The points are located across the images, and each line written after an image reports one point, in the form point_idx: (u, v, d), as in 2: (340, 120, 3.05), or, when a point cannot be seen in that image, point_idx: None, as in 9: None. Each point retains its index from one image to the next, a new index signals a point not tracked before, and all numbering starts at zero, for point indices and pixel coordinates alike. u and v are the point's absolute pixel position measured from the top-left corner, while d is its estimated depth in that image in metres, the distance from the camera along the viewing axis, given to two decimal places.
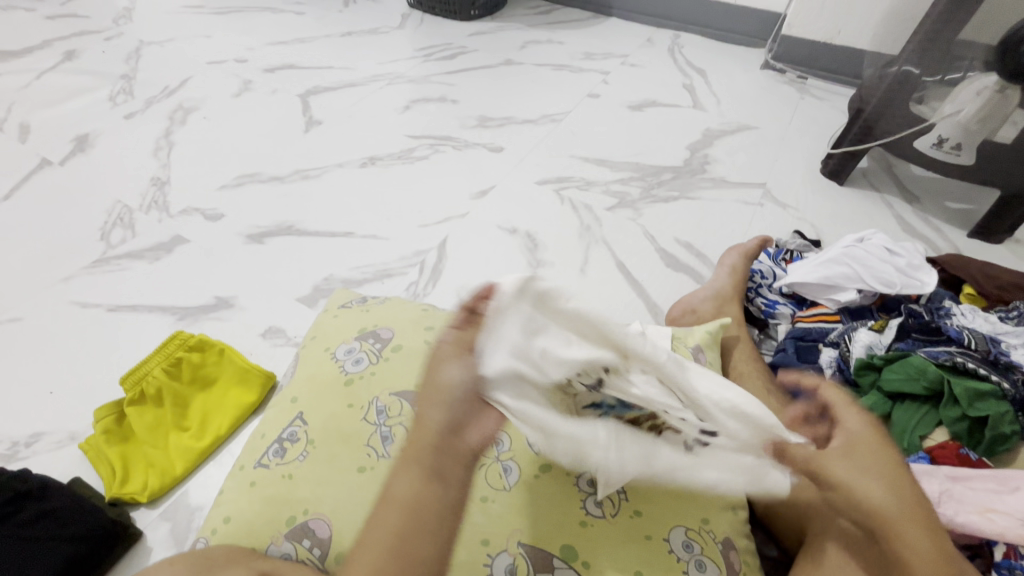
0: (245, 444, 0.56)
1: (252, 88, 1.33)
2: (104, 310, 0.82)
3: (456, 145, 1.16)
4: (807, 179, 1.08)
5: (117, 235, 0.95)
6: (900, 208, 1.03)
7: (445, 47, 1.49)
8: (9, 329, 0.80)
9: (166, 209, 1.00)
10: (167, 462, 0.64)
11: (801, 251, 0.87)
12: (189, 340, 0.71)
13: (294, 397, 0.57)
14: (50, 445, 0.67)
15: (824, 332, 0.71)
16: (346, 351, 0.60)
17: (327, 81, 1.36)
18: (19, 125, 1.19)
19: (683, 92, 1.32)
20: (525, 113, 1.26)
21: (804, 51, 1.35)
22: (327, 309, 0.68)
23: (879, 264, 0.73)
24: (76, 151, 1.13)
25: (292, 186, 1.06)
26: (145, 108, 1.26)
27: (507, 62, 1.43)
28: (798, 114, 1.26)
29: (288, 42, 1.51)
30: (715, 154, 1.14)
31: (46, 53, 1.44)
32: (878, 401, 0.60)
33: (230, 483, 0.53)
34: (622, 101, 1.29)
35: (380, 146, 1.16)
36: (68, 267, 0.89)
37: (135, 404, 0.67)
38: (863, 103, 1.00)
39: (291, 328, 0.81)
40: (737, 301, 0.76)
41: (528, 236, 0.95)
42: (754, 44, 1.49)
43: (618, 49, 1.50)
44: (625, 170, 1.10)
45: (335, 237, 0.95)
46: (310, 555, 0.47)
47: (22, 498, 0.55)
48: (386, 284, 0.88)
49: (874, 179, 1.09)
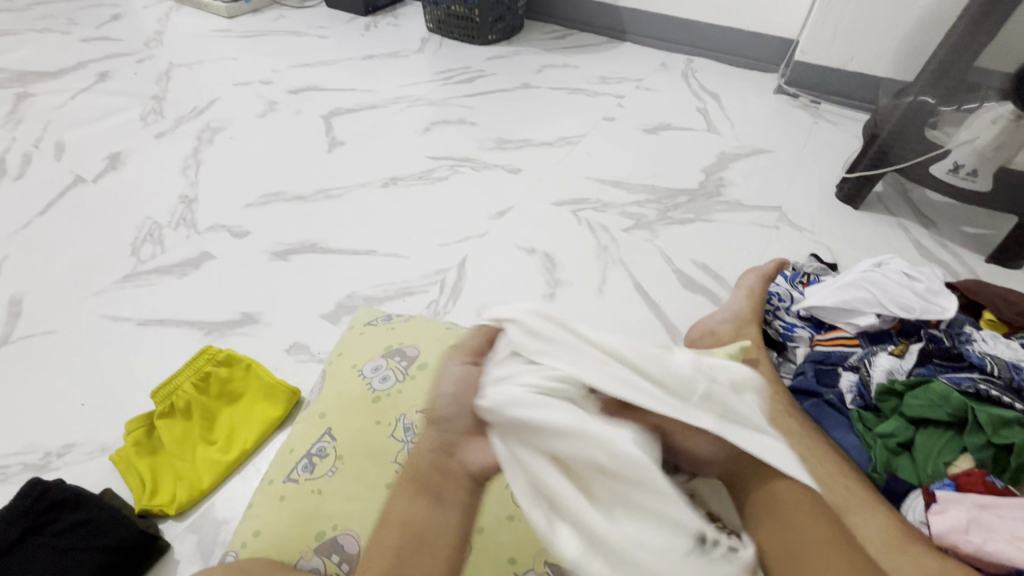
0: (274, 458, 0.57)
1: (278, 109, 1.38)
2: (134, 324, 0.85)
3: (475, 166, 1.19)
4: (822, 203, 1.09)
5: (148, 251, 0.98)
6: (916, 232, 1.03)
7: (464, 71, 1.54)
8: (43, 341, 0.82)
9: (194, 225, 1.03)
10: (195, 474, 0.65)
11: (818, 275, 0.88)
12: (218, 355, 0.73)
13: (323, 413, 0.58)
14: (82, 456, 0.69)
15: (844, 356, 0.71)
16: (374, 368, 0.62)
17: (349, 102, 1.40)
18: (55, 143, 1.24)
19: (697, 116, 1.35)
20: (542, 135, 1.28)
21: (817, 77, 1.38)
22: (353, 327, 0.69)
23: (897, 289, 0.73)
24: (109, 169, 1.17)
25: (315, 205, 1.08)
26: (174, 128, 1.30)
27: (524, 86, 1.47)
28: (812, 138, 1.28)
29: (312, 65, 1.56)
30: (730, 177, 1.16)
31: (81, 74, 1.50)
32: (901, 426, 0.61)
33: (258, 497, 0.54)
34: (637, 125, 1.32)
35: (401, 166, 1.19)
36: (101, 281, 0.92)
37: (165, 416, 0.69)
38: (876, 129, 1.01)
39: (315, 344, 0.83)
40: (757, 323, 0.76)
41: (546, 256, 0.97)
42: (766, 69, 1.52)
43: (632, 73, 1.53)
44: (641, 192, 1.12)
45: (357, 255, 0.97)
46: (338, 571, 0.48)
47: (58, 508, 0.56)
48: (408, 302, 0.89)
49: (889, 204, 1.10)
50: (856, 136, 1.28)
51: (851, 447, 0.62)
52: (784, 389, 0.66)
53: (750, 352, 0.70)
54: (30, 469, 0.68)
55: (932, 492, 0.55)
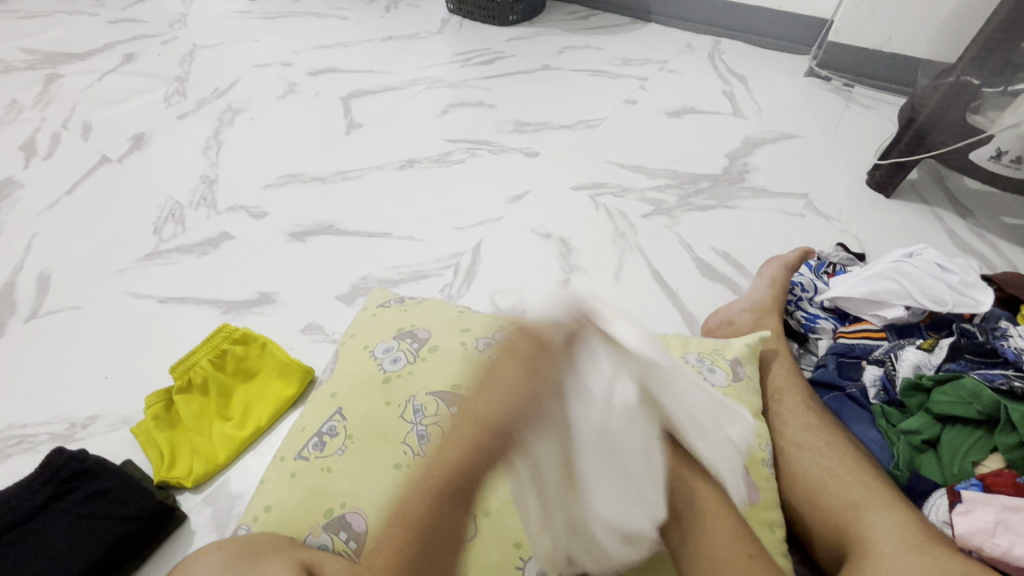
0: (286, 435, 0.58)
1: (298, 91, 1.38)
2: (155, 302, 0.86)
3: (492, 149, 1.17)
4: (851, 191, 1.05)
5: (169, 230, 0.99)
6: (952, 222, 0.99)
7: (484, 52, 1.51)
8: (69, 315, 0.85)
9: (214, 206, 1.04)
10: (211, 449, 0.67)
11: (844, 265, 0.85)
12: (234, 333, 0.74)
13: (333, 393, 0.59)
14: (104, 428, 0.71)
15: (869, 349, 0.69)
16: (385, 349, 0.61)
17: (368, 84, 1.40)
18: (82, 124, 1.27)
19: (723, 100, 1.30)
20: (562, 118, 1.26)
21: (851, 58, 1.32)
22: (366, 308, 0.69)
23: (929, 281, 0.70)
24: (133, 149, 1.19)
25: (333, 186, 1.09)
26: (197, 109, 1.31)
27: (544, 68, 1.44)
28: (843, 123, 1.23)
29: (332, 46, 1.56)
30: (755, 163, 1.12)
31: (107, 56, 1.52)
32: (926, 423, 0.58)
33: (270, 474, 0.55)
34: (659, 108, 1.28)
35: (418, 149, 1.18)
36: (124, 260, 0.94)
37: (182, 391, 0.70)
38: (913, 113, 0.96)
39: (330, 325, 0.83)
40: (777, 314, 0.75)
41: (562, 241, 0.95)
42: (798, 51, 1.46)
43: (656, 55, 1.49)
44: (661, 177, 1.09)
45: (372, 237, 0.97)
46: (345, 548, 0.49)
47: (79, 476, 0.58)
48: (422, 285, 0.89)
49: (924, 191, 1.05)
50: (891, 121, 1.23)
51: (872, 442, 0.60)
52: (802, 380, 0.65)
53: (769, 342, 0.68)
54: (56, 439, 0.70)
55: (956, 492, 0.53)
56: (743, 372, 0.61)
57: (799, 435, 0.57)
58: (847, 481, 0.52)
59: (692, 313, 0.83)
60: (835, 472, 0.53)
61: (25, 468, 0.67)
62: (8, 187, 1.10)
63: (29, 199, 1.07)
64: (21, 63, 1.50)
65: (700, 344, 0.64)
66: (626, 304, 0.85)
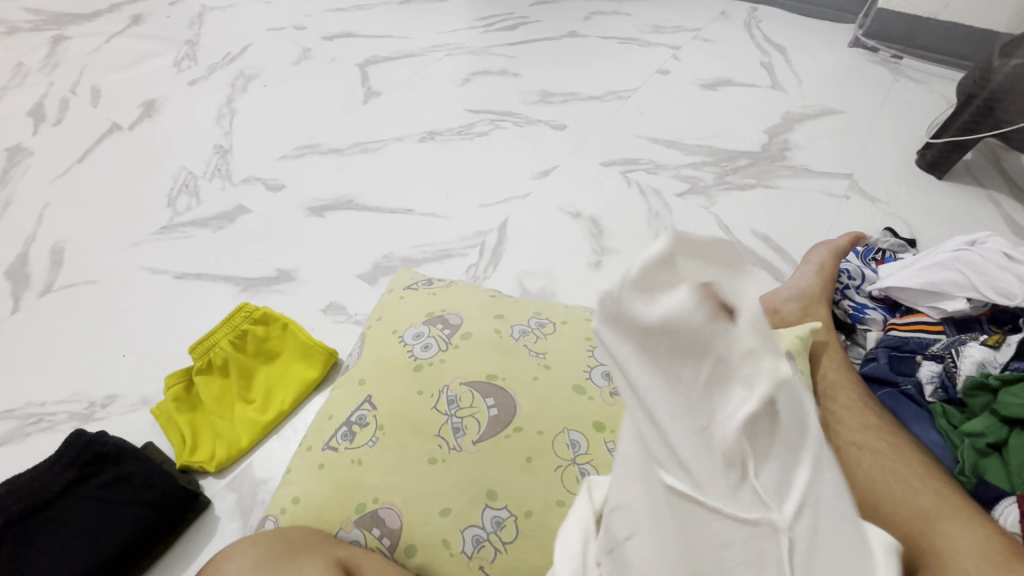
0: (312, 424, 0.55)
1: (312, 56, 1.32)
2: (172, 278, 0.84)
3: (517, 122, 1.11)
4: (900, 171, 0.99)
5: (184, 202, 0.96)
6: (1009, 206, 0.93)
7: (507, 17, 1.43)
8: (85, 291, 0.82)
9: (229, 177, 1.00)
10: (233, 433, 0.64)
11: (894, 252, 0.80)
12: (254, 313, 0.70)
13: (362, 379, 0.56)
14: (124, 408, 0.69)
15: (924, 343, 0.65)
16: (415, 335, 0.58)
17: (385, 50, 1.33)
18: (91, 89, 1.22)
19: (761, 71, 1.23)
20: (590, 89, 1.19)
21: (901, 28, 1.23)
22: (392, 290, 0.65)
23: (997, 272, 0.65)
24: (144, 117, 1.14)
25: (351, 158, 1.04)
26: (208, 74, 1.26)
27: (571, 35, 1.36)
28: (891, 97, 1.15)
29: (346, 9, 1.48)
30: (796, 140, 1.05)
31: (114, 17, 1.45)
32: (991, 425, 0.54)
33: (298, 463, 0.52)
34: (694, 79, 1.21)
35: (439, 120, 1.12)
36: (139, 233, 0.90)
37: (202, 373, 0.67)
38: (975, 89, 0.89)
39: (352, 305, 0.80)
40: (826, 303, 0.71)
41: (592, 221, 0.91)
42: (841, 20, 1.37)
43: (689, 22, 1.40)
44: (697, 153, 1.03)
45: (394, 213, 0.93)
46: (379, 545, 0.47)
47: (102, 460, 0.57)
48: (447, 265, 0.85)
49: (979, 173, 0.98)
50: (942, 97, 1.15)
51: (934, 445, 0.57)
52: (856, 376, 0.61)
53: (819, 333, 0.64)
54: (76, 418, 0.68)
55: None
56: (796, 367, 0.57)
57: (856, 434, 0.54)
58: (932, 514, 0.46)
59: None
60: (894, 474, 0.50)
61: (46, 447, 0.66)
62: (18, 155, 1.06)
63: (40, 167, 1.03)
64: (26, 25, 1.44)
65: None
66: None
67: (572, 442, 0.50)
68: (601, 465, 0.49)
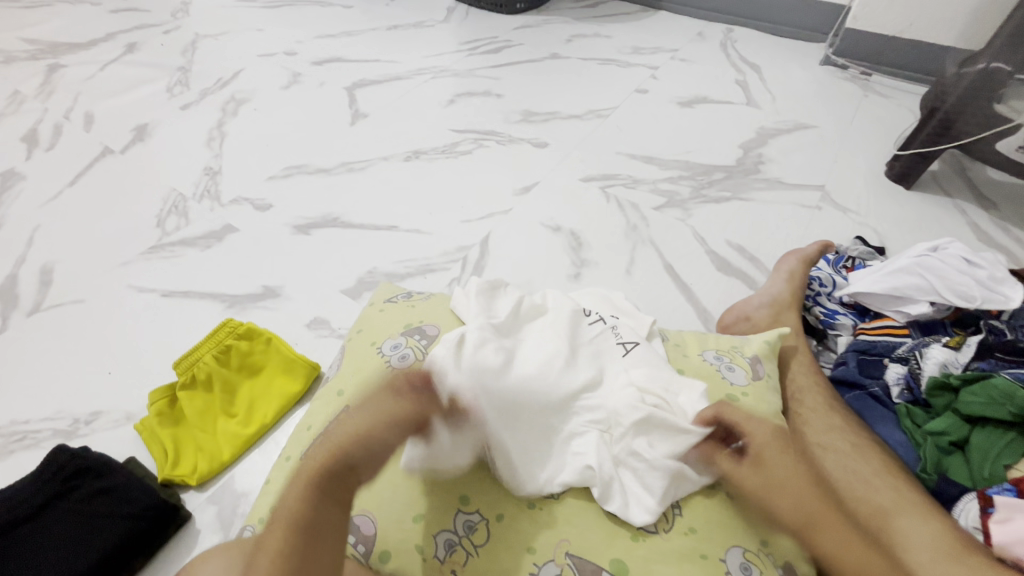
0: (292, 434, 0.56)
1: (302, 80, 1.35)
2: (159, 296, 0.85)
3: (500, 140, 1.14)
4: (870, 183, 1.02)
5: (172, 223, 0.98)
6: (975, 215, 0.96)
7: (491, 41, 1.48)
8: (73, 310, 0.83)
9: (217, 198, 1.02)
10: (216, 447, 0.65)
11: (863, 259, 0.82)
12: (238, 328, 0.72)
13: (340, 390, 0.57)
14: (108, 424, 0.70)
15: (890, 346, 0.66)
16: (392, 346, 0.59)
17: (373, 74, 1.37)
18: (85, 115, 1.25)
19: (736, 88, 1.27)
20: (571, 108, 1.23)
21: (869, 47, 1.28)
22: (372, 303, 0.67)
23: (956, 276, 0.67)
24: (136, 141, 1.17)
25: (338, 178, 1.07)
26: (200, 99, 1.29)
27: (553, 56, 1.41)
28: (861, 112, 1.19)
29: (336, 35, 1.52)
30: (770, 153, 1.09)
31: (109, 46, 1.50)
32: (954, 424, 0.56)
33: (276, 474, 0.53)
34: (671, 97, 1.25)
35: (424, 140, 1.15)
36: (128, 252, 0.92)
37: (186, 388, 0.68)
38: (936, 103, 0.94)
39: (335, 319, 0.82)
40: (796, 310, 0.73)
41: (572, 234, 0.93)
42: (812, 39, 1.43)
43: (667, 43, 1.45)
44: (674, 168, 1.06)
45: (378, 230, 0.95)
46: (354, 552, 0.47)
47: (85, 474, 0.58)
48: (429, 279, 0.87)
49: (946, 184, 1.01)
50: (910, 111, 1.19)
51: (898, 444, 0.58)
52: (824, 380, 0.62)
53: (788, 339, 0.65)
54: (59, 435, 0.69)
55: (988, 496, 0.51)
56: (763, 370, 0.58)
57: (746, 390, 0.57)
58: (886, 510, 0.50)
59: (706, 310, 0.82)
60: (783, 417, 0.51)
61: (29, 464, 0.67)
62: (11, 179, 1.08)
63: (33, 191, 1.05)
64: (22, 53, 1.48)
65: (720, 341, 0.61)
66: (638, 300, 0.83)
67: None
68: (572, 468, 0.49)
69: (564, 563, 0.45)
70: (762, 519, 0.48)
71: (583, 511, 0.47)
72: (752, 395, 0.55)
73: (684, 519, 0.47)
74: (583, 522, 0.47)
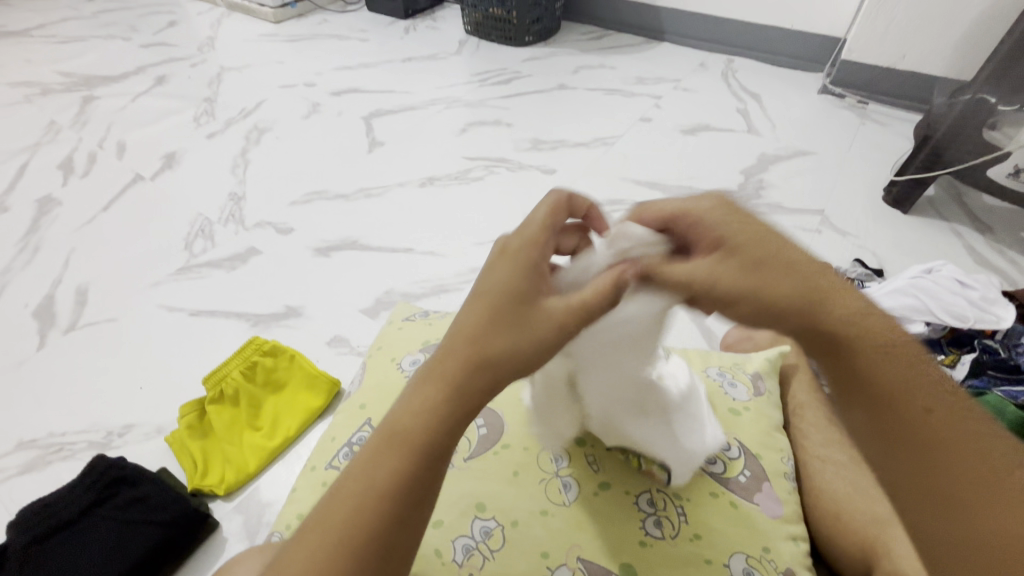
0: (316, 446, 0.60)
1: (321, 110, 1.43)
2: (187, 315, 0.90)
3: (510, 167, 1.20)
4: (868, 207, 1.05)
5: (199, 246, 1.03)
6: (971, 238, 0.99)
7: (501, 72, 1.55)
8: (106, 328, 0.88)
9: (242, 222, 1.08)
10: (242, 459, 0.69)
11: (862, 281, 0.85)
12: (264, 346, 0.77)
13: (362, 404, 0.61)
14: (140, 436, 0.73)
15: None
16: (411, 362, 0.63)
17: (389, 104, 1.44)
18: (117, 144, 1.32)
19: (737, 117, 1.32)
20: (578, 136, 1.28)
21: (864, 76, 1.33)
22: (391, 322, 0.71)
23: (949, 298, 0.71)
24: (165, 168, 1.23)
25: (356, 203, 1.12)
26: (225, 128, 1.36)
27: (560, 87, 1.48)
28: (858, 139, 1.24)
29: (353, 67, 1.60)
30: (770, 179, 1.13)
31: (140, 78, 1.58)
32: None
33: (301, 483, 0.56)
34: (675, 125, 1.30)
35: (437, 166, 1.21)
36: (158, 273, 0.97)
37: (214, 402, 0.72)
38: (930, 130, 0.97)
39: (354, 337, 0.86)
40: None
41: None
42: (810, 69, 1.48)
43: (670, 73, 1.51)
44: (677, 193, 1.10)
45: (395, 253, 1.00)
46: None
47: (120, 483, 0.61)
48: (444, 299, 0.91)
49: (942, 208, 1.05)
50: (906, 138, 1.23)
51: None
52: None
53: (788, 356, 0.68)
54: (94, 447, 0.73)
55: None
56: (764, 387, 0.62)
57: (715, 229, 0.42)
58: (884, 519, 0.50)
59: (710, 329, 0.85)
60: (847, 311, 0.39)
61: (66, 474, 0.70)
62: (48, 205, 1.15)
63: (68, 215, 1.11)
64: (59, 86, 1.57)
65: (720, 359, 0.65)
66: None
67: (554, 457, 0.53)
68: (582, 477, 0.52)
69: (576, 567, 0.47)
70: (763, 526, 0.50)
71: (592, 518, 0.50)
72: (752, 411, 0.59)
73: (689, 526, 0.49)
74: (592, 528, 0.49)
